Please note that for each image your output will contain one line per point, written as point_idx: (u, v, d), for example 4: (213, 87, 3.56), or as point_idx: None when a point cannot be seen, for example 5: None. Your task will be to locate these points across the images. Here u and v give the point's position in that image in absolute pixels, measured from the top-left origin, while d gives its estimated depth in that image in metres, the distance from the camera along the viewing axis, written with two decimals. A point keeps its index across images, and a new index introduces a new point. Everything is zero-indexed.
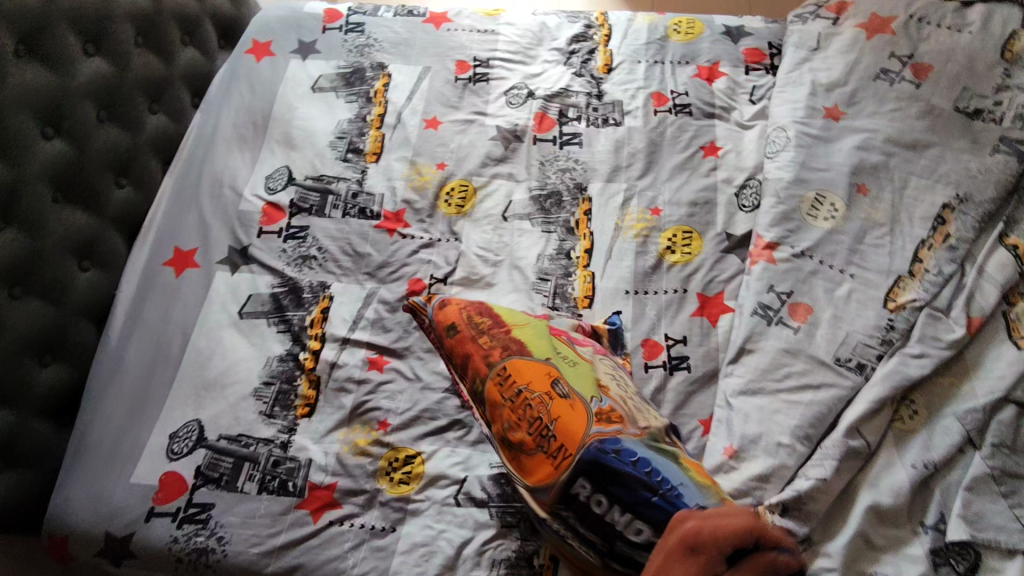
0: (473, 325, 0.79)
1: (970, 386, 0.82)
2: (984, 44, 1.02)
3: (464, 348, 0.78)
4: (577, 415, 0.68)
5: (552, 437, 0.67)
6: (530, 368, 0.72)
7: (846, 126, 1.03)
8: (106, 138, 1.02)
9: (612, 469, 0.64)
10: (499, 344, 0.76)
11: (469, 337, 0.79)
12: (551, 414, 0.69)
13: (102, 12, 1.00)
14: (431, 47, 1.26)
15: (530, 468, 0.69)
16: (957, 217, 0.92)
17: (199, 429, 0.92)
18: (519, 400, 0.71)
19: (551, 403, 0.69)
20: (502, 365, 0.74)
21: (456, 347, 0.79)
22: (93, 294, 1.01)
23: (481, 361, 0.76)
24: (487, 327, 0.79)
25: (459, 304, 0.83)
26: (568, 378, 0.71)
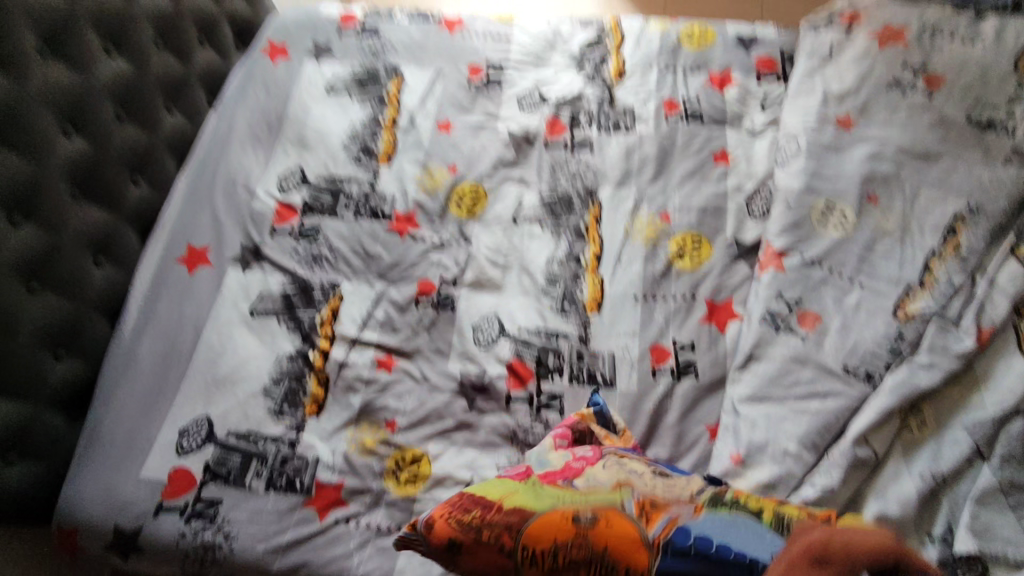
0: (454, 524, 0.69)
1: (979, 398, 0.82)
2: (997, 55, 1.02)
3: (466, 554, 0.69)
4: (633, 542, 0.68)
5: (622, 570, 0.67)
6: (562, 542, 0.67)
7: (857, 135, 1.03)
8: (123, 137, 1.03)
9: (681, 574, 0.66)
10: (501, 523, 0.68)
11: (465, 536, 0.69)
12: (612, 558, 0.67)
13: (124, 12, 1.01)
14: (444, 50, 1.27)
15: None
16: (968, 228, 0.92)
17: (208, 425, 0.93)
18: (569, 556, 0.67)
19: (602, 544, 0.67)
20: (525, 540, 0.67)
21: (454, 556, 0.69)
22: (107, 290, 1.02)
23: (492, 560, 0.68)
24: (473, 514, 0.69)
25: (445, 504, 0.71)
26: (585, 506, 0.69)
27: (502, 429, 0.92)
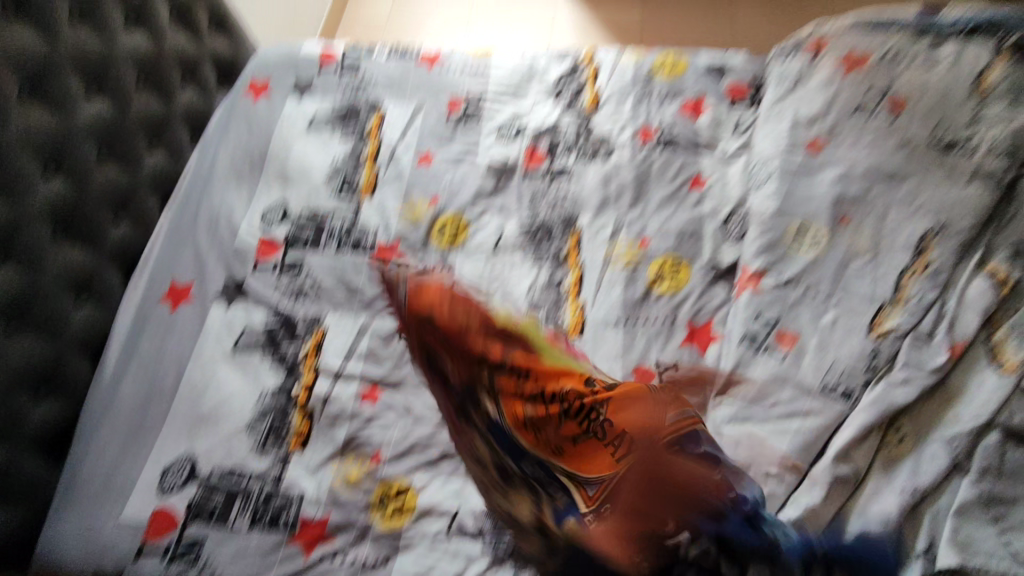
0: (499, 338, 0.93)
1: (956, 412, 0.84)
2: (957, 78, 1.05)
3: (494, 346, 0.92)
4: (630, 404, 0.87)
5: (597, 428, 0.85)
6: (574, 387, 0.88)
7: (827, 158, 1.06)
8: (105, 177, 1.04)
9: None
10: (531, 345, 0.93)
11: (498, 349, 0.92)
12: (604, 413, 0.86)
13: (106, 55, 1.02)
14: (424, 85, 1.30)
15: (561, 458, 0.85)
16: (938, 245, 0.94)
17: (191, 463, 0.92)
18: (567, 403, 0.86)
19: (597, 396, 0.87)
20: (546, 380, 0.88)
21: (493, 328, 0.95)
22: (88, 330, 1.01)
23: (529, 363, 0.90)
24: (518, 349, 0.92)
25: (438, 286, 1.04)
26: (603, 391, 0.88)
27: None
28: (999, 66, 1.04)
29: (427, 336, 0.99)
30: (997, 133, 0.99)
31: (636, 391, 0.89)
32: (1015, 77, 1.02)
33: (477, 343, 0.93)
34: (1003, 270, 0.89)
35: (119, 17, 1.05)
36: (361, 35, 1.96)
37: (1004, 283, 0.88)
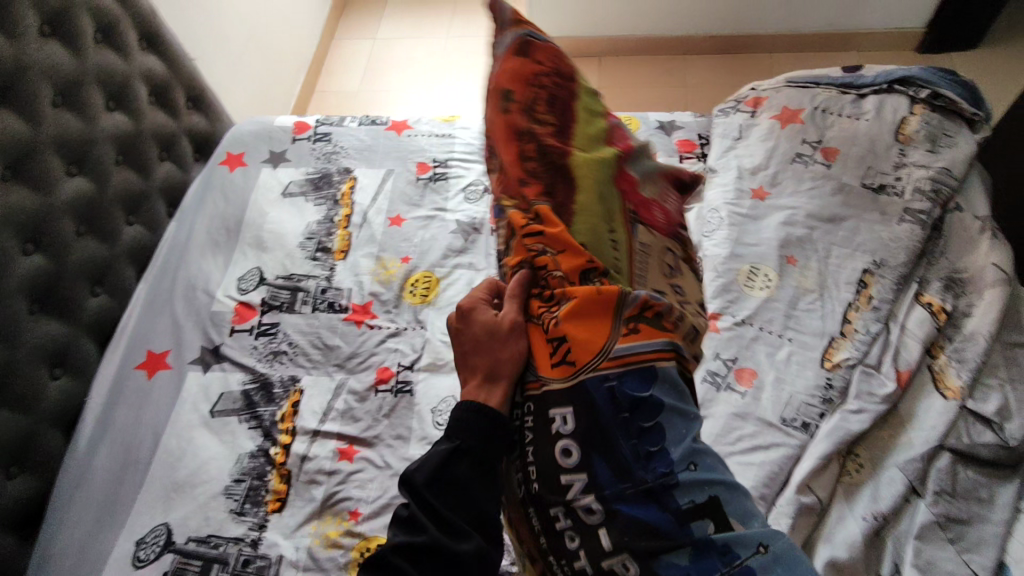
0: (534, 122, 0.79)
1: (907, 437, 0.88)
2: (881, 128, 1.15)
3: (516, 150, 0.78)
4: (597, 302, 0.67)
5: (554, 248, 0.71)
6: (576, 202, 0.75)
7: (771, 205, 1.14)
8: (82, 251, 1.06)
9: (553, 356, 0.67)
10: (553, 170, 0.76)
11: (531, 143, 0.78)
12: (565, 263, 0.70)
13: (86, 136, 1.07)
14: (393, 152, 1.37)
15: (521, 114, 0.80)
16: (877, 281, 1.01)
17: (167, 532, 0.92)
18: (553, 199, 0.75)
19: (568, 261, 0.70)
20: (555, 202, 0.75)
21: (530, 114, 0.80)
22: (63, 403, 1.02)
23: (537, 181, 0.76)
24: (552, 122, 0.80)
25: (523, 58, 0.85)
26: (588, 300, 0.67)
27: None
28: (916, 116, 1.14)
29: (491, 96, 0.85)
30: (920, 176, 1.08)
31: (612, 292, 0.67)
32: (932, 125, 1.12)
33: (513, 119, 0.80)
34: (937, 301, 0.97)
35: (99, 100, 1.10)
36: (334, 106, 2.05)
37: (939, 312, 0.96)
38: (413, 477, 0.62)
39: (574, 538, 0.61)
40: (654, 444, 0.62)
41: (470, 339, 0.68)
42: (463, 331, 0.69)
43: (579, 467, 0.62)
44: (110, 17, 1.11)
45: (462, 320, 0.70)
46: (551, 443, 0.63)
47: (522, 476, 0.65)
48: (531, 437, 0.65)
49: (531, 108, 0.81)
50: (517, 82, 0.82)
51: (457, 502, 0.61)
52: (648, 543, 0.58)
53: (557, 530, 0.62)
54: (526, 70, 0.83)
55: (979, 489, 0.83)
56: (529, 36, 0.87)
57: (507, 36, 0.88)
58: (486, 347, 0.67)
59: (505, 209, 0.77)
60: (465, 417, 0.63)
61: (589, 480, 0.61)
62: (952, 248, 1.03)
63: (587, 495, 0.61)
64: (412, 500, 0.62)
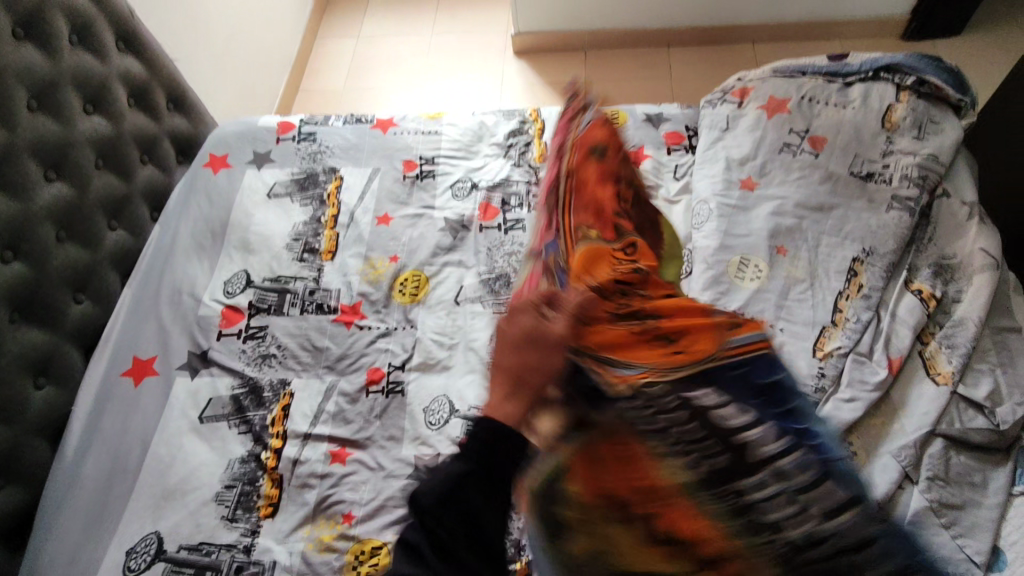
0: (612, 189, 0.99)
1: (900, 425, 0.88)
2: (867, 116, 1.15)
3: (603, 196, 0.97)
4: (699, 328, 0.86)
5: (631, 275, 0.89)
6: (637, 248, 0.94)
7: (760, 195, 1.13)
8: (64, 257, 1.04)
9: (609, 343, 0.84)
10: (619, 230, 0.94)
11: (600, 201, 0.97)
12: (630, 296, 0.88)
13: (64, 140, 1.05)
14: (379, 150, 1.35)
15: (587, 174, 1.00)
16: (867, 269, 1.01)
17: (157, 541, 0.91)
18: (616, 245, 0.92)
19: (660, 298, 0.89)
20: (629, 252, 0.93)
21: (601, 180, 0.99)
22: (48, 413, 1.00)
23: (602, 224, 0.94)
24: (627, 195, 1.02)
25: (604, 127, 1.07)
26: (643, 323, 0.86)
27: None
28: (903, 103, 1.14)
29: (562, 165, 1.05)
30: (908, 164, 1.08)
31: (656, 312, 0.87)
32: (918, 113, 1.13)
33: (602, 171, 1.00)
34: (927, 287, 0.98)
35: (77, 103, 1.08)
36: (319, 105, 2.03)
37: (929, 299, 0.96)
38: (420, 498, 0.66)
39: (770, 511, 0.67)
40: (812, 438, 0.74)
41: (537, 333, 0.81)
42: (532, 335, 0.81)
43: (760, 427, 0.74)
44: (85, 18, 1.09)
45: (524, 322, 0.84)
46: (715, 416, 0.76)
47: (672, 450, 0.73)
48: (664, 419, 0.76)
49: (617, 173, 1.02)
50: (600, 162, 1.01)
51: (466, 516, 0.64)
52: (836, 480, 0.69)
53: (747, 503, 0.68)
54: (610, 142, 1.05)
55: (971, 474, 0.83)
56: (595, 119, 1.10)
57: (583, 124, 1.10)
58: (549, 353, 0.80)
59: (583, 240, 0.92)
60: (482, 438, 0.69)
61: (786, 443, 0.73)
62: (941, 235, 1.03)
63: (720, 456, 0.72)
64: (417, 521, 0.65)
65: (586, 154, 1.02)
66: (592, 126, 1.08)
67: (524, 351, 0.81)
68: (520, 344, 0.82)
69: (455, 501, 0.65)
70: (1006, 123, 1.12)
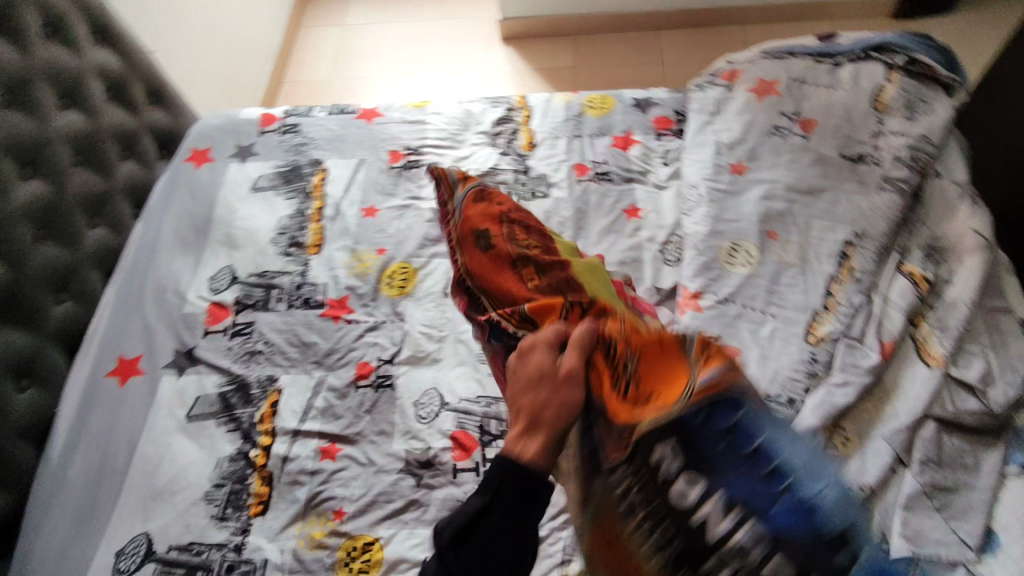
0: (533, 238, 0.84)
1: (892, 408, 0.88)
2: (858, 97, 1.14)
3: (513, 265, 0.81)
4: (669, 357, 0.69)
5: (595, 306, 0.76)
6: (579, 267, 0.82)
7: (750, 178, 1.12)
8: (43, 257, 1.02)
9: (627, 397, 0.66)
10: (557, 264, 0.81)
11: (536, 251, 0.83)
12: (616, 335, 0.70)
13: (40, 138, 1.03)
14: (364, 141, 1.33)
15: (496, 253, 0.82)
16: (858, 252, 1.00)
17: (147, 542, 0.90)
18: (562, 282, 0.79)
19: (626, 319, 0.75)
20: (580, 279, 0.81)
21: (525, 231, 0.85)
22: (32, 415, 0.98)
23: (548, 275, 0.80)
24: (538, 246, 0.84)
25: (475, 203, 0.89)
26: (643, 359, 0.69)
27: (452, 502, 0.92)
28: (893, 83, 1.13)
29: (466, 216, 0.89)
30: (899, 145, 1.07)
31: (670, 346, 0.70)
32: (908, 93, 1.12)
33: (501, 250, 0.82)
34: (919, 270, 0.96)
35: (52, 99, 1.06)
36: (304, 96, 2.00)
37: (920, 281, 0.95)
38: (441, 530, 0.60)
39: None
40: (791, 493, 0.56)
41: (548, 371, 0.66)
42: (536, 370, 0.66)
43: (709, 500, 0.58)
44: (57, 12, 1.06)
45: (532, 361, 0.67)
46: (652, 459, 0.61)
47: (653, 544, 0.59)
48: (639, 499, 0.61)
49: (510, 235, 0.84)
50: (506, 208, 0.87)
51: (478, 561, 0.58)
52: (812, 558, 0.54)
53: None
54: (494, 211, 0.86)
55: (964, 457, 0.83)
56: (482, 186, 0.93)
57: (463, 189, 0.93)
58: (565, 382, 0.65)
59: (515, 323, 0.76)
60: (508, 475, 0.60)
61: (747, 520, 0.56)
62: (932, 216, 1.02)
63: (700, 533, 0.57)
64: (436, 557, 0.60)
65: (470, 240, 0.85)
66: (467, 208, 0.89)
67: (536, 397, 0.64)
68: (529, 389, 0.65)
69: (467, 537, 0.59)
70: (998, 102, 1.11)
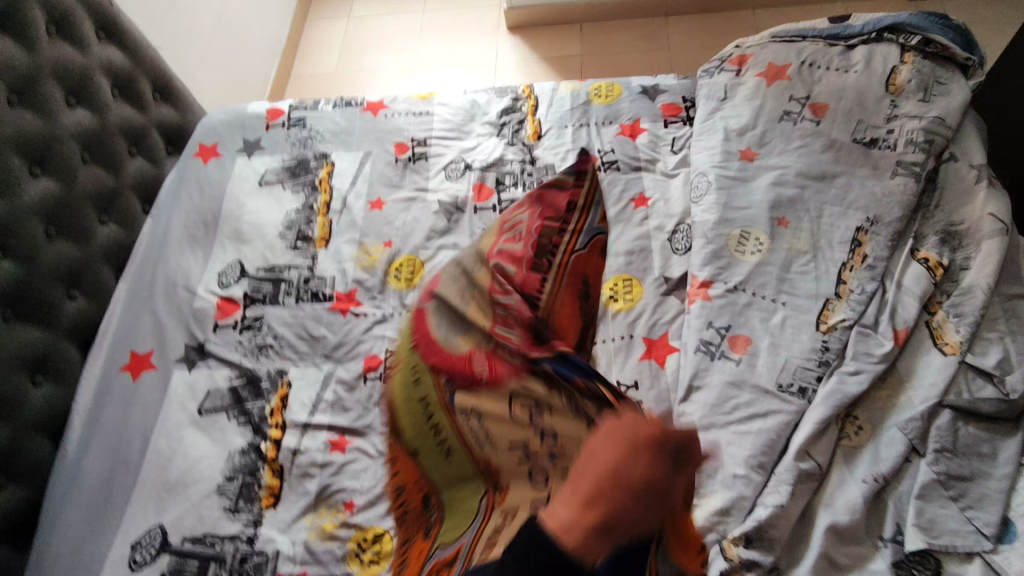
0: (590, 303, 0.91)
1: (907, 397, 0.86)
2: (870, 80, 1.11)
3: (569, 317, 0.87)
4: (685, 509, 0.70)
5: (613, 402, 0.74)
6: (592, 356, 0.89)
7: (760, 165, 1.10)
8: (55, 253, 1.03)
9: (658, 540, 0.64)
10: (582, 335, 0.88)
11: (581, 320, 0.88)
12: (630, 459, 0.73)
13: (48, 134, 1.03)
14: (370, 133, 1.33)
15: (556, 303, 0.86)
16: (871, 239, 0.99)
17: (161, 534, 0.91)
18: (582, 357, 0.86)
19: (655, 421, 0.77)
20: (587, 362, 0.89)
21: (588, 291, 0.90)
22: (47, 410, 1.00)
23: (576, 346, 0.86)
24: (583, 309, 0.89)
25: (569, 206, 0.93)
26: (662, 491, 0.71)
27: None
28: (908, 65, 1.10)
29: (555, 241, 0.89)
30: (913, 128, 1.04)
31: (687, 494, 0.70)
32: (923, 74, 1.08)
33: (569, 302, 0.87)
34: (933, 255, 0.95)
35: (59, 95, 1.06)
36: (311, 89, 2.00)
37: (935, 267, 0.93)
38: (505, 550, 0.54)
39: None
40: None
41: (650, 492, 0.57)
42: (643, 484, 0.57)
43: None
44: (63, 8, 1.07)
45: (637, 472, 0.57)
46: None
47: None
48: None
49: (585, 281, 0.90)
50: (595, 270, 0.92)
51: None
52: None
53: None
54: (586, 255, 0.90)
55: (981, 445, 0.81)
56: (601, 231, 0.94)
57: (590, 220, 0.94)
58: (649, 510, 0.57)
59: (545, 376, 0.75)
60: (540, 549, 0.53)
61: None
62: (948, 200, 1.00)
63: None
64: None
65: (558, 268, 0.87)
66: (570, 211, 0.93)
67: (617, 504, 0.55)
68: (613, 488, 0.56)
69: (435, 570, 0.68)
70: (1016, 82, 1.08)
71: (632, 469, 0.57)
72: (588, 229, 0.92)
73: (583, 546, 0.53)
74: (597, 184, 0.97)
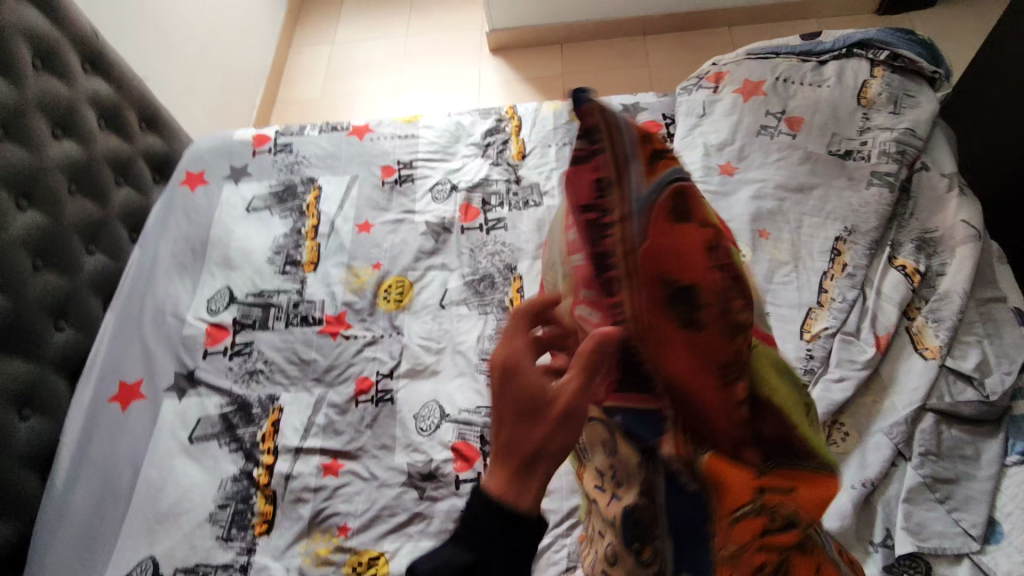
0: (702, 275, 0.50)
1: (890, 402, 0.88)
2: (843, 94, 1.14)
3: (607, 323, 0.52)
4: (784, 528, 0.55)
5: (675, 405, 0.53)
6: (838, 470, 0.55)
7: (739, 179, 1.13)
8: (42, 285, 1.03)
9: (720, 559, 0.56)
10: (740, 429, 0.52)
11: (687, 348, 0.51)
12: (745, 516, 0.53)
13: (34, 167, 1.04)
14: (356, 157, 1.34)
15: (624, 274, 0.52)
16: (850, 248, 1.01)
17: (153, 565, 0.90)
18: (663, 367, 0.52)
19: (805, 488, 0.53)
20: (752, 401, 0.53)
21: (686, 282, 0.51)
22: (35, 443, 0.99)
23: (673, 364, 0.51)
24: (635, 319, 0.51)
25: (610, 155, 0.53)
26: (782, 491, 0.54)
27: (455, 513, 0.92)
28: (878, 79, 1.14)
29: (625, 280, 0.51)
30: (886, 139, 1.08)
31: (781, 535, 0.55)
32: (893, 88, 1.12)
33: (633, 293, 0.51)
34: (911, 263, 0.97)
35: (45, 128, 1.07)
36: (297, 114, 2.02)
37: (913, 274, 0.96)
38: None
39: None
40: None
41: (532, 387, 0.47)
42: (508, 358, 0.48)
43: None
44: (49, 41, 1.08)
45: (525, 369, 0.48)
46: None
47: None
48: None
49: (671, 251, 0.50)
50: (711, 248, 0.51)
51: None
52: None
53: None
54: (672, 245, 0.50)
55: (964, 448, 0.83)
56: (680, 177, 0.53)
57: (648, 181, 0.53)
58: (536, 383, 0.47)
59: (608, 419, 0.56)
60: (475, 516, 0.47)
61: None
62: (922, 208, 1.03)
63: None
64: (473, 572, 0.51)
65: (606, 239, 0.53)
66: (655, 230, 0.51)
67: (502, 419, 0.47)
68: (498, 418, 0.48)
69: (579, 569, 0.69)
70: (984, 92, 1.11)
71: (499, 349, 0.50)
72: (631, 164, 0.53)
73: (516, 491, 0.45)
74: (606, 110, 0.54)
